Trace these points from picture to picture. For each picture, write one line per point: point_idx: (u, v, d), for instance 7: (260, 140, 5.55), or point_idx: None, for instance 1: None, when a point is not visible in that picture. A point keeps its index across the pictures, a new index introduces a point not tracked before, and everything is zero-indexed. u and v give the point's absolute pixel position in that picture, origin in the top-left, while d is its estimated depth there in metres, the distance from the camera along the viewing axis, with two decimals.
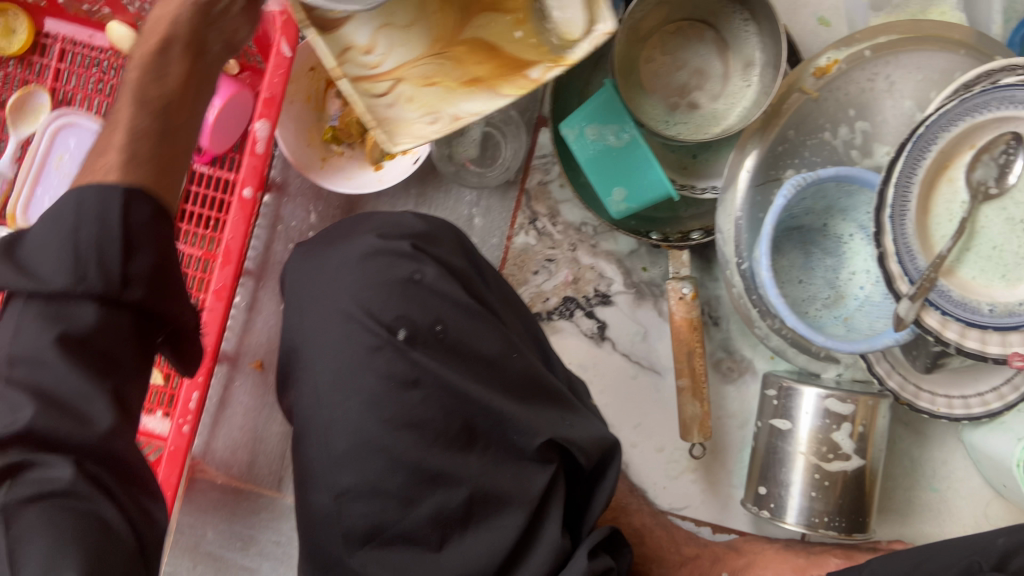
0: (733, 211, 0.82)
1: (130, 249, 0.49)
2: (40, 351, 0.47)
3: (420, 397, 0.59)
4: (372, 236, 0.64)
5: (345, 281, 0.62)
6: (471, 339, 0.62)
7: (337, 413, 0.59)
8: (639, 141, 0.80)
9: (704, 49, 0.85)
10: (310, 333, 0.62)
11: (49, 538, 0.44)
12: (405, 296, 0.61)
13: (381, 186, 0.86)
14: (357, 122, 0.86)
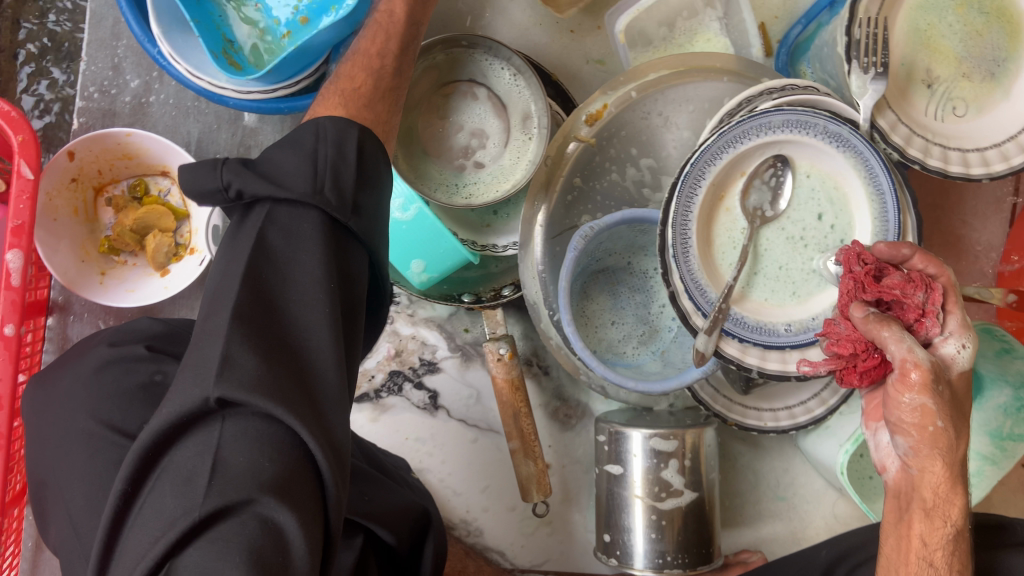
0: (534, 266, 0.81)
1: (360, 180, 0.57)
2: (296, 228, 0.54)
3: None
4: (104, 347, 0.65)
5: (85, 402, 0.61)
6: None
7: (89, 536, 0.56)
8: (423, 212, 0.77)
9: (481, 108, 0.85)
10: (55, 465, 0.60)
11: (264, 457, 0.46)
12: (148, 400, 0.62)
13: (168, 292, 0.82)
14: (131, 230, 0.82)
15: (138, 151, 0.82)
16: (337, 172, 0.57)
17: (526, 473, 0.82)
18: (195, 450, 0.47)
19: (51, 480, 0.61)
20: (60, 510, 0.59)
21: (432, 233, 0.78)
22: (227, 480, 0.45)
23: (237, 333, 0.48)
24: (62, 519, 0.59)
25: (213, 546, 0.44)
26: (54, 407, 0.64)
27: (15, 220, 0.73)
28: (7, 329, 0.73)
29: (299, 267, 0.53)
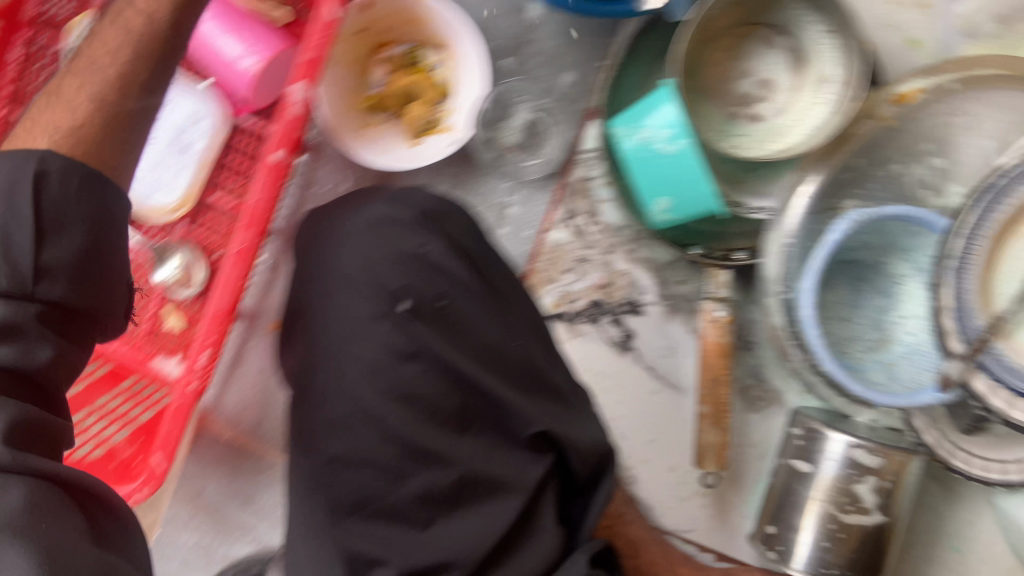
0: (782, 237, 0.76)
1: (45, 235, 0.54)
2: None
3: (416, 370, 0.59)
4: (382, 204, 0.64)
5: (357, 251, 0.62)
6: (472, 322, 0.62)
7: (339, 377, 0.58)
8: (690, 150, 0.74)
9: (776, 59, 0.79)
10: (317, 299, 0.61)
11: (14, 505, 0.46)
12: (408, 268, 0.61)
13: (415, 164, 0.82)
14: (402, 93, 0.84)
15: (426, 19, 0.83)
16: (9, 241, 0.53)
17: (708, 441, 0.80)
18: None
19: (308, 307, 0.62)
20: (307, 337, 0.61)
21: (690, 174, 0.75)
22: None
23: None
24: (308, 347, 0.61)
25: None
26: (322, 243, 0.63)
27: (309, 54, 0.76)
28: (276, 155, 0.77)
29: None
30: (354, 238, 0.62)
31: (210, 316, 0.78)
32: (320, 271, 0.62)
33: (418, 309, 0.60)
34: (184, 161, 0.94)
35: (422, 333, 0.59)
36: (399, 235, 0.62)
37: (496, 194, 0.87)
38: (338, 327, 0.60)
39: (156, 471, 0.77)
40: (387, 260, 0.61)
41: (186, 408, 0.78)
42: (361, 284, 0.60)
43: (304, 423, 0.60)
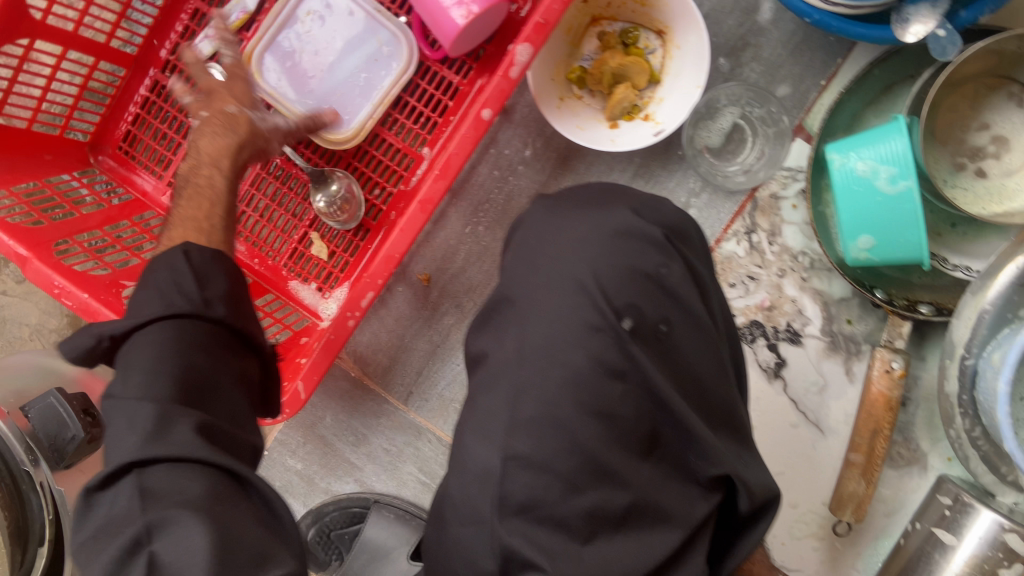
0: (982, 302, 0.73)
1: (205, 279, 0.63)
2: (147, 301, 0.60)
3: (622, 392, 0.52)
4: (626, 211, 0.56)
5: (588, 253, 0.54)
6: (689, 352, 0.54)
7: (536, 377, 0.52)
8: (913, 194, 0.70)
9: (1017, 116, 0.75)
10: (531, 288, 0.54)
11: (180, 489, 0.49)
12: (642, 287, 0.53)
13: (613, 147, 0.80)
14: (610, 73, 0.81)
15: (655, 3, 0.79)
16: (178, 284, 0.61)
17: (850, 491, 0.77)
18: (139, 358, 0.56)
19: (517, 292, 0.55)
20: (513, 326, 0.54)
21: (904, 220, 0.72)
22: (177, 438, 0.51)
23: (225, 307, 0.62)
24: (510, 338, 0.54)
25: (180, 476, 0.50)
26: (550, 229, 0.56)
27: (540, 15, 0.72)
28: (484, 112, 0.74)
29: (164, 269, 0.63)
30: (588, 237, 0.55)
31: (382, 256, 0.77)
32: (544, 260, 0.55)
33: (639, 331, 0.52)
34: (363, 92, 0.94)
35: (638, 359, 0.52)
36: (637, 250, 0.54)
37: (679, 192, 0.84)
38: (549, 324, 0.53)
39: (297, 397, 0.79)
40: (619, 271, 0.53)
41: (338, 342, 0.79)
42: (587, 288, 0.52)
43: (488, 408, 0.53)
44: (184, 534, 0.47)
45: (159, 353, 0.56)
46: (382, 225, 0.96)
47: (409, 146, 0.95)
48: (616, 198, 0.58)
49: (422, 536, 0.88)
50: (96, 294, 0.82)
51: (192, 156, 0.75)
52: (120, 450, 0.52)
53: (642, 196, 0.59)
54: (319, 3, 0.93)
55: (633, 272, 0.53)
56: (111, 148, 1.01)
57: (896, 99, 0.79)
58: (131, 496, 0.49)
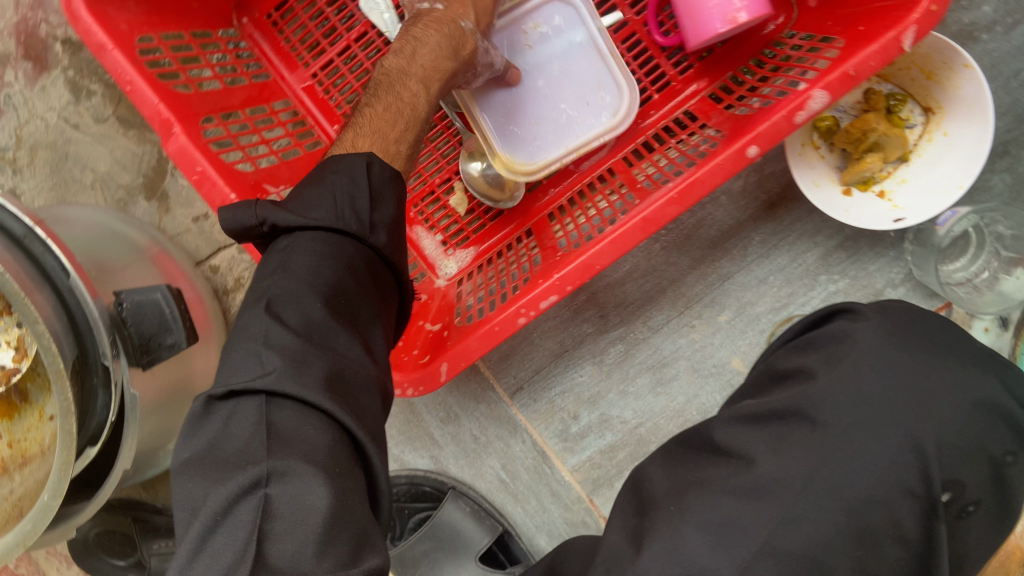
0: None
1: (376, 202, 0.56)
2: (307, 207, 0.54)
3: (898, 561, 0.47)
4: (998, 383, 0.50)
5: (943, 416, 0.48)
6: (971, 538, 0.51)
7: (815, 515, 0.47)
8: None
9: None
10: (859, 423, 0.48)
11: (315, 437, 0.43)
12: (975, 464, 0.48)
13: (844, 218, 0.74)
14: (863, 137, 0.74)
15: (944, 80, 0.72)
16: (351, 198, 0.55)
17: None
18: (290, 267, 0.51)
19: (836, 418, 0.49)
20: (816, 451, 0.48)
21: None
22: (318, 377, 0.46)
23: (389, 235, 0.56)
24: (803, 455, 0.48)
25: (307, 422, 0.44)
26: (895, 364, 0.49)
27: (853, 66, 0.64)
28: (750, 150, 0.66)
29: (335, 175, 0.56)
30: (946, 397, 0.48)
31: (580, 263, 0.69)
32: (881, 397, 0.48)
33: (949, 507, 0.48)
34: (560, 132, 0.82)
35: (936, 538, 0.47)
36: (993, 428, 0.48)
37: (878, 278, 0.79)
38: (866, 472, 0.47)
39: (437, 377, 0.70)
40: (960, 447, 0.48)
41: (500, 335, 0.70)
42: (924, 450, 0.47)
43: (736, 513, 0.48)
44: (298, 490, 0.41)
45: (318, 265, 0.51)
46: (536, 198, 0.86)
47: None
48: (970, 351, 0.51)
49: (494, 539, 0.84)
50: (242, 196, 0.70)
51: (397, 58, 0.68)
52: (250, 368, 0.46)
53: (993, 358, 0.52)
54: (554, 22, 0.82)
55: (970, 443, 0.48)
56: (257, 11, 0.86)
57: None
58: (253, 428, 0.43)
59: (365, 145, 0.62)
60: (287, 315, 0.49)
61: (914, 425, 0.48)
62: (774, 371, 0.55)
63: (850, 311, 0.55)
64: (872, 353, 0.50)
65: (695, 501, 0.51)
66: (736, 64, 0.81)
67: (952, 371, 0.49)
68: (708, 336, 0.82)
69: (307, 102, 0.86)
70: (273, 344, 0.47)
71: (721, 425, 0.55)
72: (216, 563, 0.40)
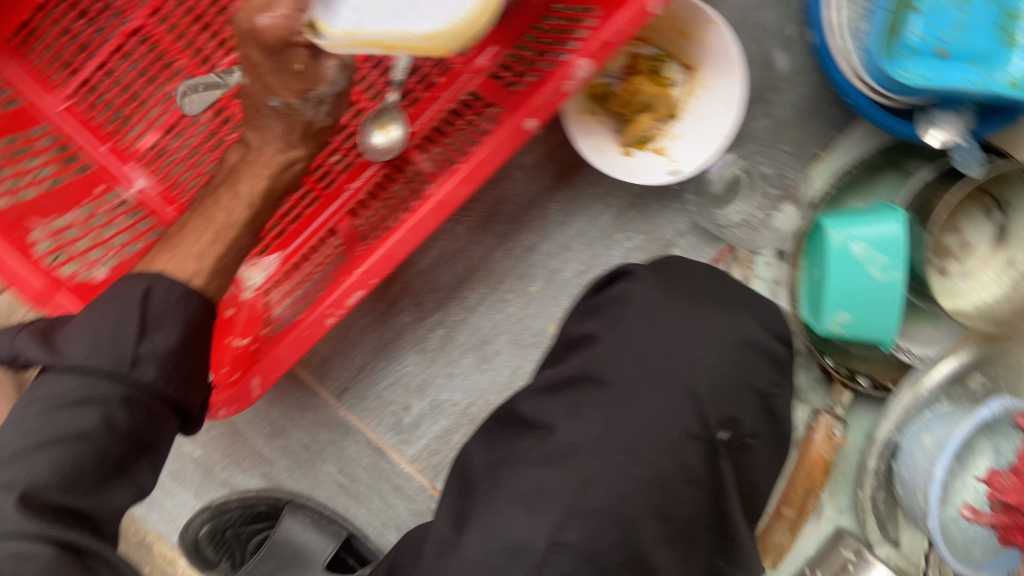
0: (919, 387, 0.83)
1: (146, 328, 0.56)
2: (69, 341, 0.56)
3: (692, 496, 0.53)
4: (756, 324, 0.56)
5: (711, 361, 0.54)
6: (758, 467, 0.57)
7: (609, 468, 0.51)
8: (899, 286, 0.76)
9: (982, 227, 0.83)
10: (624, 371, 0.53)
11: (30, 557, 0.49)
12: (748, 405, 0.55)
13: (626, 177, 0.78)
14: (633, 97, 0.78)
15: (698, 38, 0.76)
16: (121, 328, 0.56)
17: (777, 541, 0.85)
18: (39, 409, 0.55)
19: (617, 375, 0.53)
20: (602, 412, 0.52)
21: (883, 305, 0.77)
22: (9, 518, 0.50)
23: (156, 368, 0.56)
24: (594, 418, 0.52)
25: (21, 546, 0.49)
26: (663, 315, 0.55)
27: (610, 34, 0.66)
28: (528, 122, 0.68)
29: (113, 302, 0.58)
30: (710, 340, 0.54)
31: (382, 255, 0.68)
32: (653, 350, 0.54)
33: (731, 443, 0.55)
34: None
35: (722, 472, 0.54)
36: (752, 363, 0.55)
37: (667, 230, 0.84)
38: (649, 420, 0.52)
39: (250, 394, 0.69)
40: (729, 384, 0.54)
41: (311, 338, 0.69)
42: (697, 394, 0.53)
43: (544, 480, 0.51)
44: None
45: (59, 412, 0.54)
46: (332, 199, 0.85)
47: (364, 98, 0.83)
48: (733, 298, 0.57)
49: (340, 544, 0.82)
50: None
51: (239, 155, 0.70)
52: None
53: (748, 296, 0.58)
54: None
55: (738, 382, 0.54)
56: None
57: (880, 184, 0.82)
58: None
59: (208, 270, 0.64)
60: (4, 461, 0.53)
61: (687, 374, 0.53)
62: (568, 338, 0.58)
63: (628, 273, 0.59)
64: (642, 313, 0.55)
65: (506, 476, 0.53)
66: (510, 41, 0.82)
67: (720, 321, 0.55)
68: (523, 307, 0.85)
69: (69, 125, 0.81)
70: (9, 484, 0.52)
71: (526, 396, 0.57)
72: None
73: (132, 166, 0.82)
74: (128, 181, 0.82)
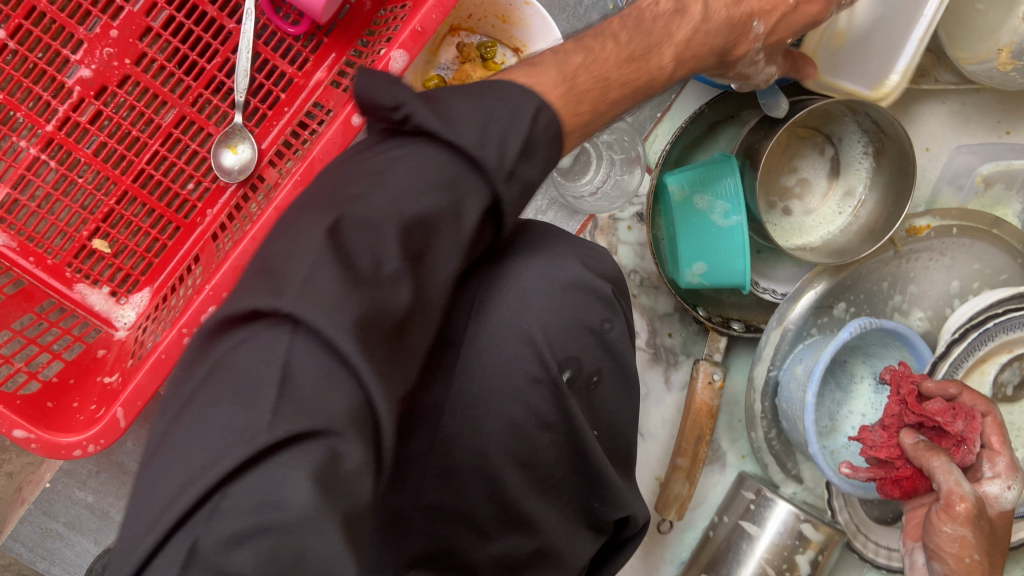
0: (786, 321, 0.86)
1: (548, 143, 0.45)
2: (336, 297, 0.34)
3: (548, 441, 0.55)
4: (578, 264, 0.56)
5: (539, 306, 0.54)
6: (613, 405, 0.59)
7: (463, 429, 0.53)
8: (743, 228, 0.78)
9: (819, 163, 0.88)
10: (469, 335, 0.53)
11: (285, 480, 0.30)
12: (587, 344, 0.56)
13: None
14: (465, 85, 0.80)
15: (517, 22, 0.80)
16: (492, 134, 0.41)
17: (677, 492, 0.85)
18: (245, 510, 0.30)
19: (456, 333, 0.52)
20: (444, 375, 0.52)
21: (732, 250, 0.79)
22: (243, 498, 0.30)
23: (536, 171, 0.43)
24: None
25: (282, 474, 0.30)
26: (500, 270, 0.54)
27: (418, 23, 0.70)
28: (355, 119, 0.69)
29: (501, 101, 0.42)
30: (540, 287, 0.54)
31: (228, 266, 0.69)
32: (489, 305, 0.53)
33: (576, 382, 0.56)
34: None
35: (571, 412, 0.55)
36: (583, 303, 0.56)
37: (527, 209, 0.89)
38: (489, 377, 0.53)
39: (116, 426, 0.69)
40: (562, 326, 0.54)
41: (170, 362, 0.69)
42: (533, 339, 0.53)
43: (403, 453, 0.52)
44: (287, 487, 0.30)
45: (254, 395, 0.32)
46: (197, 226, 0.86)
47: (207, 121, 0.85)
48: (563, 244, 0.58)
49: None
50: None
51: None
52: (266, 292, 0.34)
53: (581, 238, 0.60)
54: None
55: (575, 325, 0.55)
56: None
57: (720, 137, 0.88)
58: (255, 500, 0.30)
59: (586, 88, 0.49)
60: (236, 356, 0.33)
61: (521, 323, 0.54)
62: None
63: None
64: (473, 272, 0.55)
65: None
66: (344, 49, 0.87)
67: (542, 267, 0.55)
68: None
69: None
70: (283, 281, 0.34)
71: None
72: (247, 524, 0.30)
73: None
74: None
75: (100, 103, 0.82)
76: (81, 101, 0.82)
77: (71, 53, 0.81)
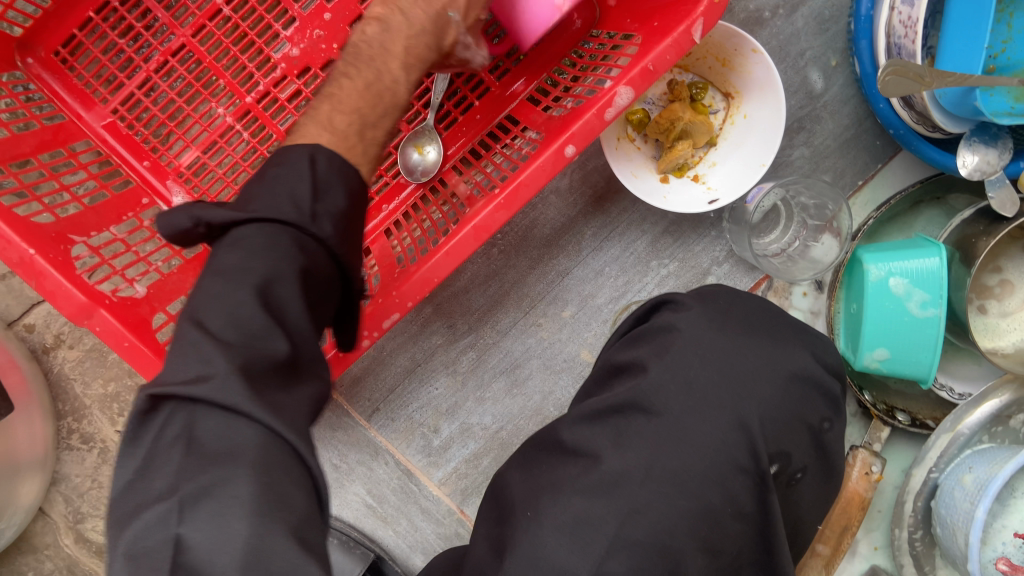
0: (962, 422, 0.81)
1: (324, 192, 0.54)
2: (237, 445, 0.39)
3: (738, 530, 0.52)
4: (798, 358, 0.56)
5: (759, 393, 0.54)
6: (802, 503, 0.57)
7: (657, 504, 0.50)
8: (941, 323, 0.74)
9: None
10: (683, 412, 0.53)
11: (219, 555, 0.36)
12: (797, 436, 0.55)
13: (663, 205, 0.77)
14: (670, 124, 0.77)
15: (738, 67, 0.77)
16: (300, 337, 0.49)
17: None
18: (211, 511, 0.37)
19: (666, 406, 0.53)
20: (650, 440, 0.52)
21: (922, 345, 0.75)
22: (202, 537, 0.36)
23: (334, 227, 0.53)
24: (642, 448, 0.51)
25: (220, 530, 0.36)
26: (714, 348, 0.55)
27: (651, 61, 0.65)
28: (568, 149, 0.67)
29: (282, 170, 0.54)
30: (763, 374, 0.55)
31: (418, 279, 0.68)
32: (704, 380, 0.54)
33: (779, 477, 0.55)
34: None
35: (770, 508, 0.53)
36: (808, 398, 0.56)
37: (703, 258, 0.84)
38: (696, 454, 0.51)
39: None
40: (780, 419, 0.54)
41: (344, 360, 0.70)
42: (749, 428, 0.53)
43: (588, 510, 0.50)
44: (230, 526, 0.36)
45: (198, 473, 0.38)
46: (368, 218, 0.84)
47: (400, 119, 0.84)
48: (780, 331, 0.58)
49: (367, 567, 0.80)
50: (45, 252, 0.65)
51: (378, 32, 0.65)
52: (174, 380, 0.41)
53: (795, 326, 0.59)
54: None
55: (786, 416, 0.55)
56: (42, 49, 0.80)
57: (919, 218, 0.82)
58: (209, 553, 0.36)
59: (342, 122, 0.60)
60: (205, 425, 0.39)
61: (738, 405, 0.53)
62: (612, 366, 0.59)
63: (672, 303, 0.60)
64: (691, 344, 0.55)
65: (549, 506, 0.51)
66: (548, 65, 0.83)
67: (760, 355, 0.56)
68: (556, 332, 0.84)
69: (109, 140, 0.82)
70: (186, 431, 0.39)
71: (567, 424, 0.56)
72: (225, 541, 0.36)
73: (170, 181, 0.83)
74: (166, 196, 0.83)
75: (301, 83, 0.83)
76: (283, 79, 0.83)
77: (282, 29, 0.82)
